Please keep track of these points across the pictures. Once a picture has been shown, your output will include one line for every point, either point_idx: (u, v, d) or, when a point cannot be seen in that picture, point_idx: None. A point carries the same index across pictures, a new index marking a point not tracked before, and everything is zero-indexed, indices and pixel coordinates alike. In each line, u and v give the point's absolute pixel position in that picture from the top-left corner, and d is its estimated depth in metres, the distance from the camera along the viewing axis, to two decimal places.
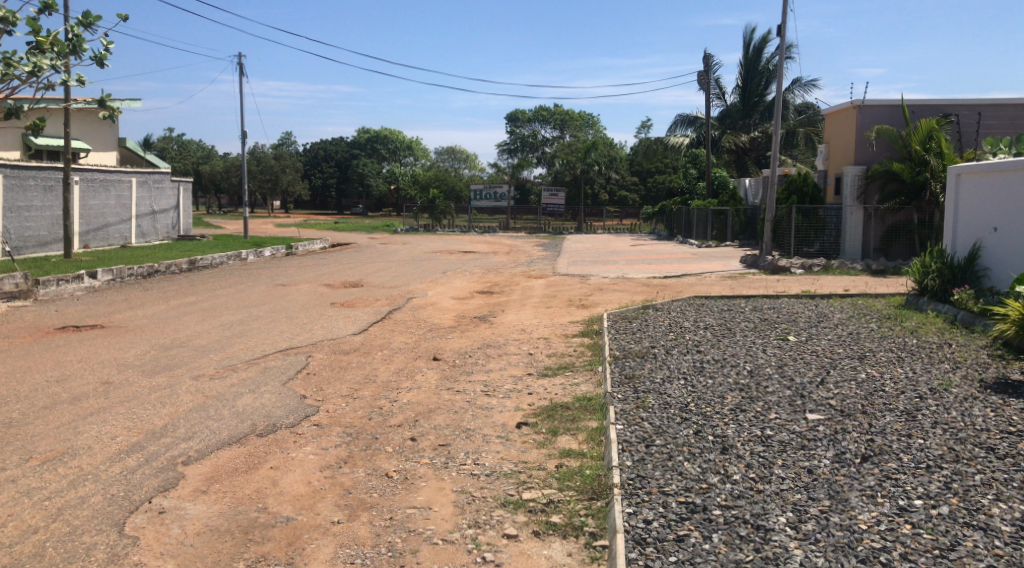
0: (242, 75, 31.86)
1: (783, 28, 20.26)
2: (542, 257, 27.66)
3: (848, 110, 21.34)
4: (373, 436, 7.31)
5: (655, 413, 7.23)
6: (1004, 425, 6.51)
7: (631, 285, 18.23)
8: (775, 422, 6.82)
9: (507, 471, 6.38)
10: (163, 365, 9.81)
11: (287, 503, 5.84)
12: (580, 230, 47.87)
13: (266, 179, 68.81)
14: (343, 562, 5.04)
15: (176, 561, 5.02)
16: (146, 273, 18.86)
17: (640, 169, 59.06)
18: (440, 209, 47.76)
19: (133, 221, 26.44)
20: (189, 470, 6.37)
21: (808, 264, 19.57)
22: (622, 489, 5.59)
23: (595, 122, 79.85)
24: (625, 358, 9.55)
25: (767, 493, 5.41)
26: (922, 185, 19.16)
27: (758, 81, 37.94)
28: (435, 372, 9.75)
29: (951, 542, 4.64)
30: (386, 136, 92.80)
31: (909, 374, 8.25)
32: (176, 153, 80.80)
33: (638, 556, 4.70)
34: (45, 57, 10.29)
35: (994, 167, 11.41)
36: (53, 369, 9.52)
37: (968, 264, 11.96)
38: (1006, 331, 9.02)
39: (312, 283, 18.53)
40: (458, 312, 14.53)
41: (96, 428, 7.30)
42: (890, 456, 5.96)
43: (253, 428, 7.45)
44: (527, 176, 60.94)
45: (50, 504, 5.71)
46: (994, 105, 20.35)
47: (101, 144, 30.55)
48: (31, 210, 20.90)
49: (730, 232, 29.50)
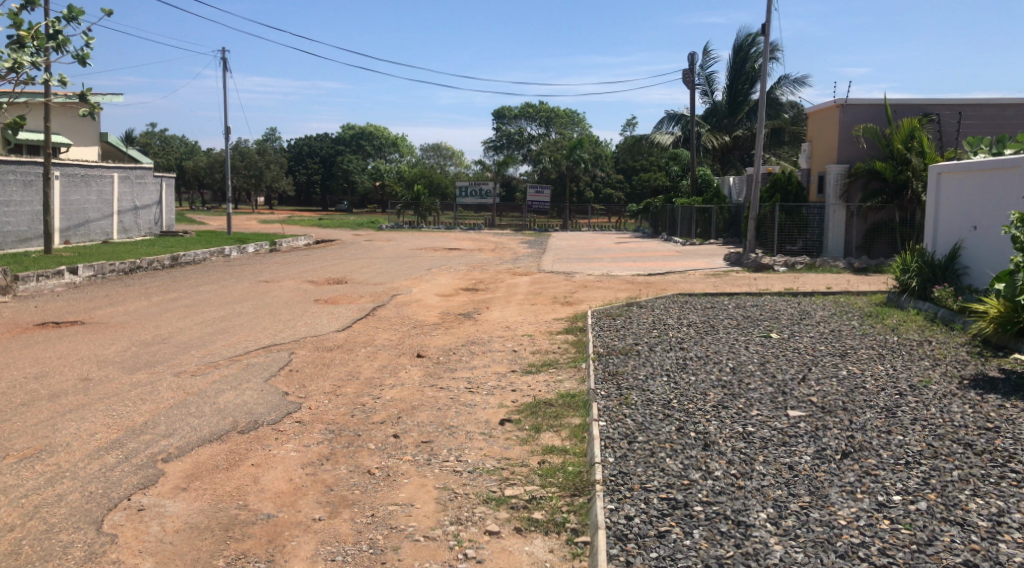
0: (225, 70, 31.61)
1: (767, 28, 20.41)
2: (528, 254, 27.75)
3: (832, 110, 21.51)
4: (356, 433, 7.28)
5: (637, 409, 7.26)
6: (982, 421, 6.59)
7: (615, 282, 18.32)
8: (756, 418, 6.87)
9: (490, 467, 6.37)
10: (144, 362, 9.74)
11: (268, 501, 5.81)
12: (567, 227, 47.96)
13: (250, 175, 68.38)
14: (325, 559, 5.01)
15: (154, 560, 4.97)
16: (128, 268, 18.74)
17: (626, 167, 59.89)
18: (426, 206, 47.83)
19: (115, 217, 26.27)
20: (169, 467, 6.32)
21: (791, 262, 19.71)
22: (604, 485, 5.60)
23: (582, 121, 80.22)
24: (609, 355, 9.58)
25: (748, 489, 5.44)
26: (904, 183, 19.23)
27: (745, 80, 38.10)
28: (420, 369, 9.71)
29: (928, 537, 4.68)
30: (372, 133, 92.99)
31: (890, 371, 8.31)
32: (159, 148, 80.07)
33: (619, 552, 4.71)
34: (26, 52, 10.15)
35: (971, 167, 11.63)
36: (31, 365, 9.43)
37: (949, 263, 12.05)
38: (985, 328, 9.17)
39: (296, 279, 18.41)
40: (442, 309, 14.54)
41: (75, 425, 7.23)
42: (870, 452, 6.01)
43: (235, 424, 7.42)
44: (514, 176, 61.32)
45: (26, 501, 5.65)
46: (973, 105, 20.56)
47: (82, 139, 30.36)
48: (10, 206, 20.68)
49: (714, 230, 30.00)
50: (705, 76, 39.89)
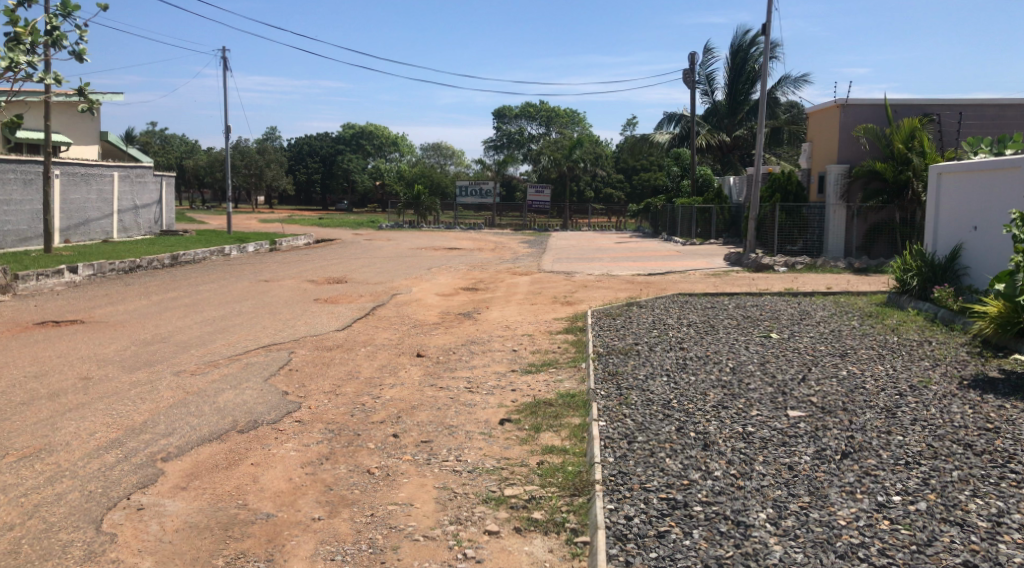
0: (225, 69, 31.64)
1: (767, 28, 20.41)
2: (527, 254, 27.74)
3: (833, 110, 21.50)
4: (356, 432, 7.28)
5: (637, 409, 7.26)
6: (982, 421, 6.59)
7: (615, 282, 18.34)
8: (756, 419, 6.87)
9: (490, 467, 6.37)
10: (144, 361, 9.72)
11: (267, 500, 5.80)
12: (567, 226, 47.97)
13: (249, 174, 68.36)
14: (324, 559, 5.01)
15: (153, 559, 4.97)
16: (128, 267, 18.72)
17: (626, 167, 59.94)
18: (426, 206, 47.72)
19: (116, 216, 26.27)
20: (168, 467, 6.32)
21: (791, 262, 19.71)
22: (604, 485, 5.60)
23: (582, 121, 80.39)
24: (608, 355, 9.58)
25: (747, 489, 5.44)
26: (904, 184, 19.24)
27: (745, 80, 38.13)
28: (419, 369, 9.70)
29: (928, 537, 4.67)
30: (372, 132, 93.01)
31: (890, 371, 8.31)
32: (159, 147, 79.93)
33: (618, 552, 4.71)
34: (21, 50, 10.12)
35: (971, 167, 11.63)
36: (31, 365, 9.41)
37: (949, 263, 12.04)
38: (985, 329, 9.17)
39: (296, 279, 18.40)
40: (442, 309, 14.56)
41: (75, 425, 7.22)
42: (870, 452, 6.01)
43: (234, 423, 7.42)
44: (513, 177, 61.10)
45: (26, 500, 5.65)
46: (973, 105, 20.56)
47: (82, 138, 30.35)
48: (10, 205, 20.67)
49: (714, 230, 30.03)
50: (705, 76, 39.93)
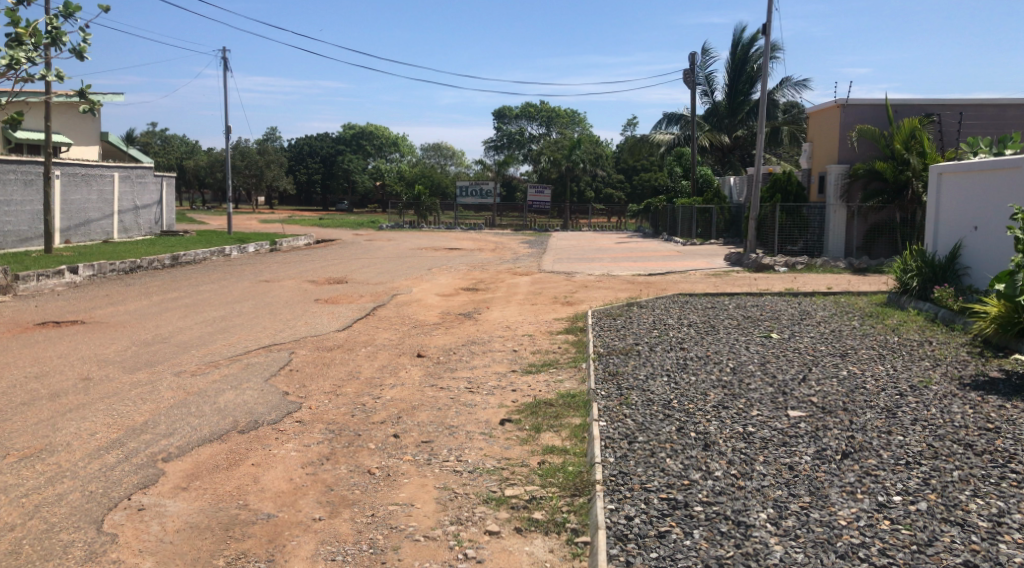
0: (225, 69, 31.64)
1: (767, 28, 20.39)
2: (527, 254, 27.76)
3: (833, 110, 21.48)
4: (356, 432, 7.29)
5: (638, 409, 7.27)
6: (982, 421, 6.59)
7: (615, 282, 18.36)
8: (757, 418, 6.87)
9: (490, 467, 6.37)
10: (145, 361, 9.74)
11: (268, 500, 5.81)
12: (567, 226, 47.95)
13: (249, 175, 68.41)
14: (325, 559, 5.01)
15: (153, 559, 4.97)
16: (128, 268, 18.74)
17: (627, 167, 59.92)
18: (426, 206, 47.78)
19: (116, 217, 26.27)
20: (169, 467, 6.32)
21: (791, 262, 19.70)
22: (605, 485, 5.60)
23: (582, 121, 80.22)
24: (609, 355, 9.58)
25: (748, 489, 5.44)
26: (904, 184, 19.24)
27: (745, 80, 38.01)
28: (420, 369, 9.72)
29: (928, 537, 4.68)
30: (373, 132, 92.99)
31: (891, 371, 8.31)
32: (160, 147, 79.90)
33: (619, 552, 4.71)
34: (22, 49, 10.14)
35: (971, 167, 11.63)
36: (32, 365, 9.43)
37: (949, 263, 12.04)
38: (985, 329, 9.17)
39: (296, 279, 18.42)
40: (442, 309, 14.57)
41: (75, 425, 7.23)
42: (870, 452, 6.01)
43: (235, 423, 7.42)
44: (514, 177, 61.24)
45: (27, 501, 5.66)
46: (974, 106, 20.55)
47: (83, 139, 30.38)
48: (11, 205, 20.68)
49: (714, 230, 30.04)
50: (705, 77, 39.85)
